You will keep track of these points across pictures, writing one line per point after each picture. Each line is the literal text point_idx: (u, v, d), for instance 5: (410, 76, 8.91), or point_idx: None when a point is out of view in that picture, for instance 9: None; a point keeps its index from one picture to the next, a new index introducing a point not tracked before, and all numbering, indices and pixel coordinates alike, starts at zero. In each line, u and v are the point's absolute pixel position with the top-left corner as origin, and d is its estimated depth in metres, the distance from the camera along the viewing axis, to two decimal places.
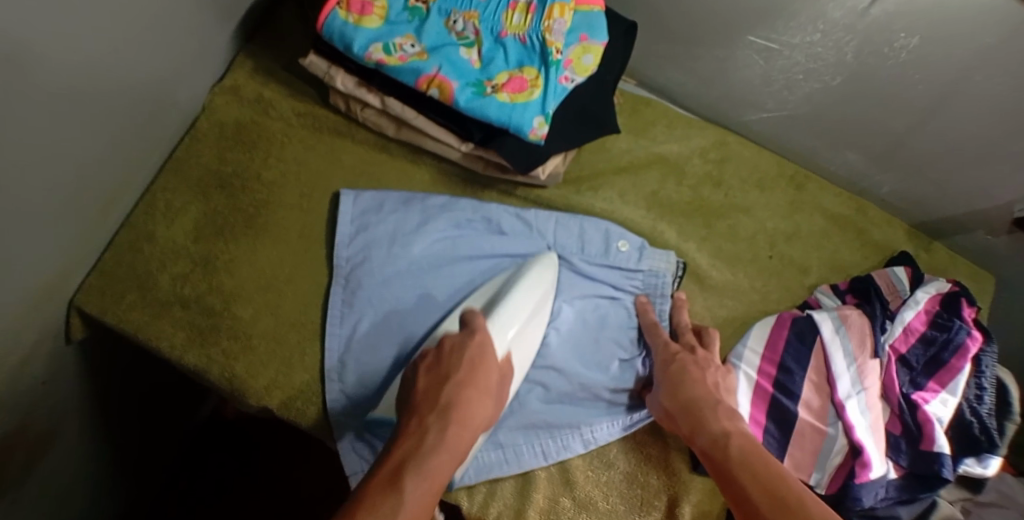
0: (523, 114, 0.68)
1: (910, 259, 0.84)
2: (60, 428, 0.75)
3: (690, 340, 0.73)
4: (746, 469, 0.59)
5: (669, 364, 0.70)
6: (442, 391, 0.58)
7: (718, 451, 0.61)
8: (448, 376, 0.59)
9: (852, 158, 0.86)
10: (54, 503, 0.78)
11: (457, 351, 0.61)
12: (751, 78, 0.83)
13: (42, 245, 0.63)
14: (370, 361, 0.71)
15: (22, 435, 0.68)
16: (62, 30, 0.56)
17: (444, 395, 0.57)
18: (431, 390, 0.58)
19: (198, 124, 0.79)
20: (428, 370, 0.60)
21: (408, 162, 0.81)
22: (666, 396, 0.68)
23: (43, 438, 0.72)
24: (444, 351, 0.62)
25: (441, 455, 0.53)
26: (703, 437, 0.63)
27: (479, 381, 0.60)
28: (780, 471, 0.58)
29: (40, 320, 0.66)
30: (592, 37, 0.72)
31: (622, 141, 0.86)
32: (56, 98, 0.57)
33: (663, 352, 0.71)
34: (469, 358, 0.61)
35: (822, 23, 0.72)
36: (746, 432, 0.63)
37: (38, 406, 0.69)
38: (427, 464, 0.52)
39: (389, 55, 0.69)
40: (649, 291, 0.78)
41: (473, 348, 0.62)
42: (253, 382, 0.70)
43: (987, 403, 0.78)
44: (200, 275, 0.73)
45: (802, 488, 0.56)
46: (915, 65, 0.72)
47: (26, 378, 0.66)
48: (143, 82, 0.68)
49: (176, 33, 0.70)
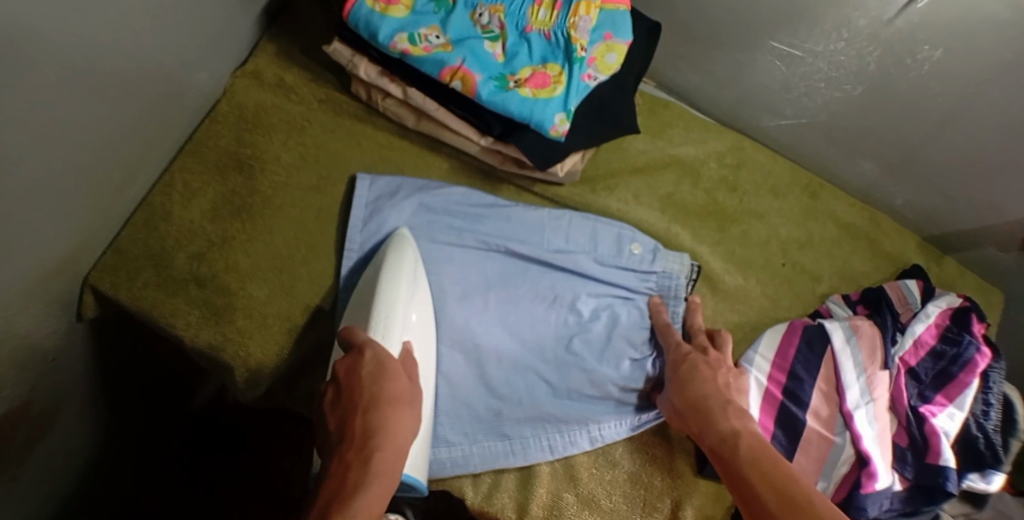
0: (545, 110, 0.68)
1: (921, 271, 0.84)
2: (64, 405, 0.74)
3: (702, 341, 0.74)
4: (752, 468, 0.58)
5: (679, 362, 0.71)
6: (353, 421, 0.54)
7: (727, 449, 0.61)
8: (359, 401, 0.55)
9: (867, 168, 0.87)
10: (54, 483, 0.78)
11: (356, 374, 0.57)
12: (770, 84, 0.83)
13: (58, 220, 0.62)
14: None
15: (27, 412, 0.68)
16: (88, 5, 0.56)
17: (358, 423, 0.53)
18: (344, 423, 0.54)
19: (218, 106, 0.79)
20: (333, 405, 0.56)
21: (427, 152, 0.81)
22: (676, 395, 0.68)
23: (47, 414, 0.72)
24: (341, 380, 0.57)
25: (375, 493, 0.50)
26: (712, 435, 0.63)
27: (389, 393, 0.56)
28: (788, 469, 0.57)
29: (52, 295, 0.66)
30: (615, 36, 0.72)
31: (639, 141, 0.86)
32: (80, 70, 0.57)
33: (672, 352, 0.72)
34: (368, 374, 0.57)
35: (845, 31, 0.72)
36: (755, 431, 0.63)
37: (45, 382, 0.69)
38: (361, 504, 0.48)
39: (414, 45, 0.69)
40: (663, 292, 0.78)
41: (370, 366, 0.57)
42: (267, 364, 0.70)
43: (993, 419, 0.78)
44: (215, 254, 0.73)
45: (811, 487, 0.55)
46: (936, 78, 0.72)
47: (34, 353, 0.66)
48: (165, 63, 0.68)
49: (199, 14, 0.70)
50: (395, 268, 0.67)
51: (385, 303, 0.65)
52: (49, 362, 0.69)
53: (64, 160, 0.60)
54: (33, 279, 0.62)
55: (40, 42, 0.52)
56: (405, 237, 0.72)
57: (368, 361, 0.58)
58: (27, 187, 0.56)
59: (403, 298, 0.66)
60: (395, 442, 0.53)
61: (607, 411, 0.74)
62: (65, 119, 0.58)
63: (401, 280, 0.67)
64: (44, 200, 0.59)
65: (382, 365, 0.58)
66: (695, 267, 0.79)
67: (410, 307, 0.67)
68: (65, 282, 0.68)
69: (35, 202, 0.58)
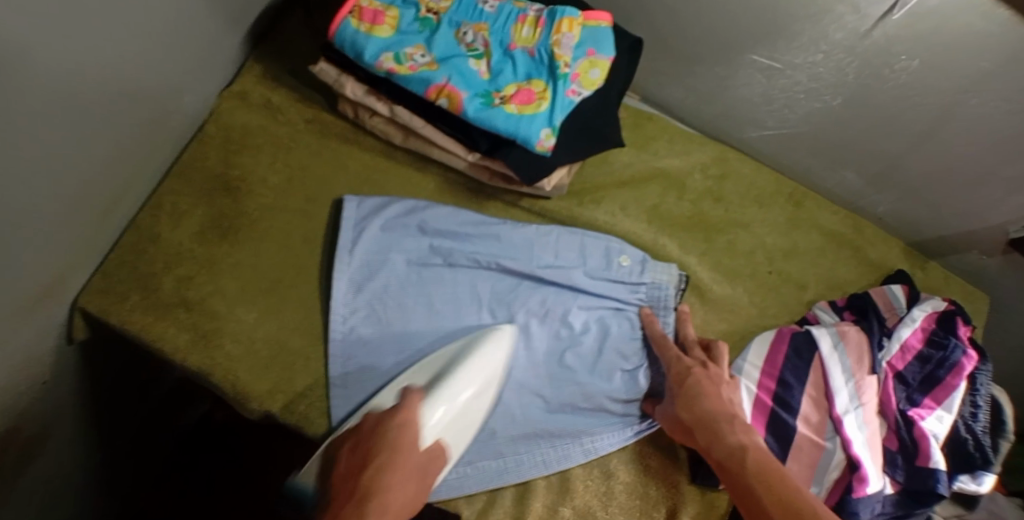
0: (531, 125, 0.69)
1: (905, 277, 0.85)
2: (54, 430, 0.74)
3: (699, 355, 0.74)
4: (757, 482, 0.59)
5: (679, 374, 0.71)
6: (360, 478, 0.58)
7: (734, 463, 0.62)
8: (373, 452, 0.60)
9: (849, 177, 0.88)
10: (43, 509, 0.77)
11: (380, 426, 0.63)
12: (752, 97, 0.84)
13: (43, 246, 0.63)
14: (373, 376, 0.71)
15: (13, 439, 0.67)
16: (71, 34, 0.56)
17: (361, 484, 0.58)
18: (352, 481, 0.59)
19: (206, 127, 0.79)
20: (352, 451, 0.62)
21: (414, 169, 0.81)
22: (681, 411, 0.69)
23: (35, 441, 0.71)
24: (367, 434, 0.63)
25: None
26: (721, 449, 0.64)
27: (401, 462, 0.60)
28: (794, 483, 0.58)
29: (37, 321, 0.66)
30: (598, 52, 0.73)
31: (624, 154, 0.87)
32: (64, 96, 0.58)
33: (670, 363, 0.73)
34: (391, 433, 0.62)
35: (823, 44, 0.74)
36: (761, 444, 0.64)
37: (34, 408, 0.69)
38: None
39: (399, 64, 0.70)
40: (653, 301, 0.78)
41: (398, 423, 0.63)
42: (255, 386, 0.70)
43: (982, 420, 0.79)
44: (204, 277, 0.73)
45: (816, 500, 0.56)
46: (913, 88, 0.73)
47: (20, 380, 0.65)
48: (150, 89, 0.69)
49: (184, 40, 0.71)
50: (477, 356, 0.70)
51: (456, 384, 0.68)
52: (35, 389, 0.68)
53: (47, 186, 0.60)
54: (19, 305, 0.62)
55: (23, 69, 0.52)
56: (502, 332, 0.72)
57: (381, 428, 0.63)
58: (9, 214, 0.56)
59: (472, 381, 0.69)
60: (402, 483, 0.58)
61: (599, 426, 0.74)
62: (50, 146, 0.58)
63: (470, 377, 0.69)
64: (27, 226, 0.59)
65: (399, 425, 0.63)
66: (683, 278, 0.80)
67: (472, 404, 0.69)
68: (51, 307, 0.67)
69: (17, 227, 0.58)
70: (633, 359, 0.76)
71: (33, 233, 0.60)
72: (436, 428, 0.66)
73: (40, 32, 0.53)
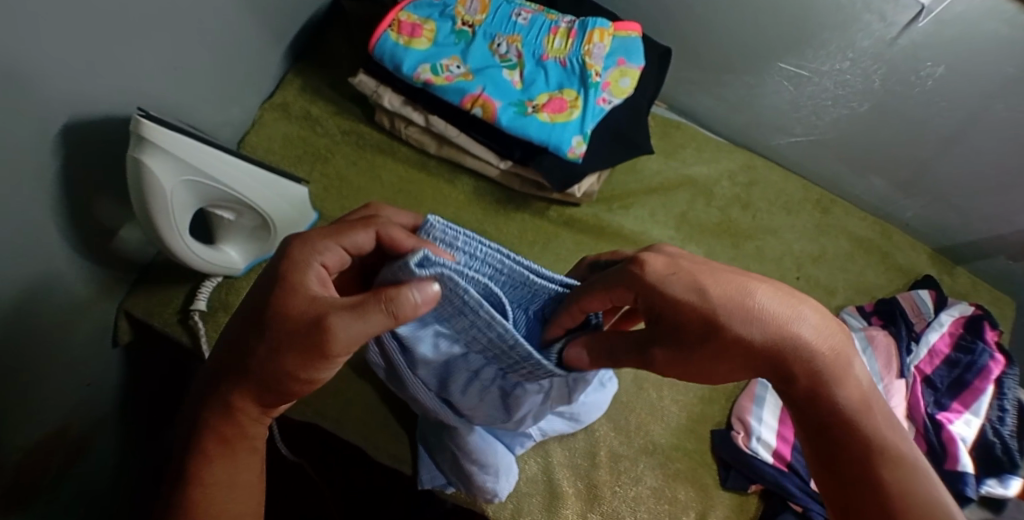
0: (563, 133, 0.73)
1: (934, 282, 0.86)
2: (91, 430, 0.77)
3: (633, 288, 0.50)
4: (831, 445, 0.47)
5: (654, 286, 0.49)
6: (300, 317, 0.49)
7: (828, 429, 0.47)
8: (328, 306, 0.48)
9: (877, 184, 0.90)
10: (75, 502, 0.78)
11: (315, 310, 0.49)
12: (780, 105, 0.87)
13: (77, 245, 0.65)
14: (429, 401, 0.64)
15: (41, 437, 0.70)
16: (117, 42, 0.60)
17: (306, 309, 0.49)
18: (293, 317, 0.49)
19: (248, 137, 0.82)
20: (316, 280, 0.51)
21: (446, 180, 0.82)
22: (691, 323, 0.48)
23: (66, 440, 0.74)
24: (315, 269, 0.51)
25: (291, 370, 0.50)
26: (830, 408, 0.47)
27: (301, 284, 0.50)
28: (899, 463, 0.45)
29: (71, 318, 0.68)
30: (629, 61, 0.77)
31: (653, 162, 0.88)
32: (104, 98, 0.61)
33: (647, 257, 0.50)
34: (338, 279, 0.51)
35: (850, 52, 0.77)
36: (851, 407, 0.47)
37: (60, 408, 0.71)
38: (275, 374, 0.50)
39: (436, 75, 0.74)
40: (513, 271, 0.52)
41: (329, 259, 0.52)
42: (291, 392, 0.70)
43: (1009, 424, 0.78)
44: (245, 283, 0.75)
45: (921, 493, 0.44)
46: (938, 93, 0.76)
47: (46, 379, 0.67)
48: (197, 98, 0.72)
49: (229, 50, 0.75)
50: (213, 157, 0.63)
51: (256, 185, 0.67)
52: (64, 389, 0.71)
53: (77, 187, 0.62)
54: (52, 300, 0.65)
55: (63, 75, 0.56)
56: (149, 129, 0.58)
57: (302, 234, 0.53)
58: (40, 212, 0.59)
59: (276, 193, 0.69)
60: (288, 317, 0.49)
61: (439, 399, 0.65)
62: (91, 150, 0.61)
63: (245, 174, 0.66)
64: (60, 222, 0.62)
65: (304, 257, 0.51)
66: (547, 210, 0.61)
67: (197, 193, 0.64)
68: (88, 307, 0.70)
69: (49, 224, 0.61)
70: (503, 330, 0.51)
71: (69, 229, 0.63)
72: (231, 229, 0.71)
73: (88, 40, 0.57)
